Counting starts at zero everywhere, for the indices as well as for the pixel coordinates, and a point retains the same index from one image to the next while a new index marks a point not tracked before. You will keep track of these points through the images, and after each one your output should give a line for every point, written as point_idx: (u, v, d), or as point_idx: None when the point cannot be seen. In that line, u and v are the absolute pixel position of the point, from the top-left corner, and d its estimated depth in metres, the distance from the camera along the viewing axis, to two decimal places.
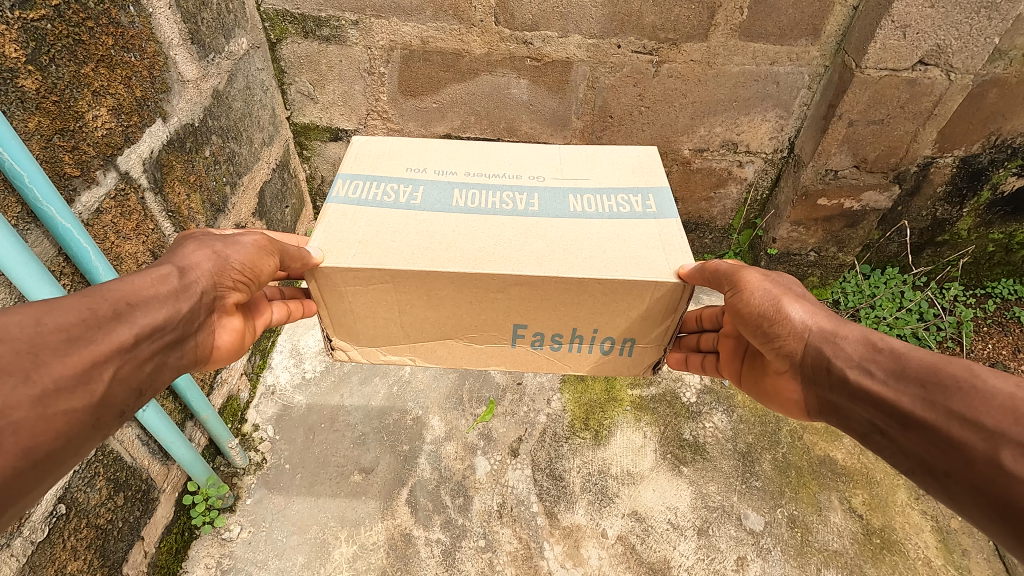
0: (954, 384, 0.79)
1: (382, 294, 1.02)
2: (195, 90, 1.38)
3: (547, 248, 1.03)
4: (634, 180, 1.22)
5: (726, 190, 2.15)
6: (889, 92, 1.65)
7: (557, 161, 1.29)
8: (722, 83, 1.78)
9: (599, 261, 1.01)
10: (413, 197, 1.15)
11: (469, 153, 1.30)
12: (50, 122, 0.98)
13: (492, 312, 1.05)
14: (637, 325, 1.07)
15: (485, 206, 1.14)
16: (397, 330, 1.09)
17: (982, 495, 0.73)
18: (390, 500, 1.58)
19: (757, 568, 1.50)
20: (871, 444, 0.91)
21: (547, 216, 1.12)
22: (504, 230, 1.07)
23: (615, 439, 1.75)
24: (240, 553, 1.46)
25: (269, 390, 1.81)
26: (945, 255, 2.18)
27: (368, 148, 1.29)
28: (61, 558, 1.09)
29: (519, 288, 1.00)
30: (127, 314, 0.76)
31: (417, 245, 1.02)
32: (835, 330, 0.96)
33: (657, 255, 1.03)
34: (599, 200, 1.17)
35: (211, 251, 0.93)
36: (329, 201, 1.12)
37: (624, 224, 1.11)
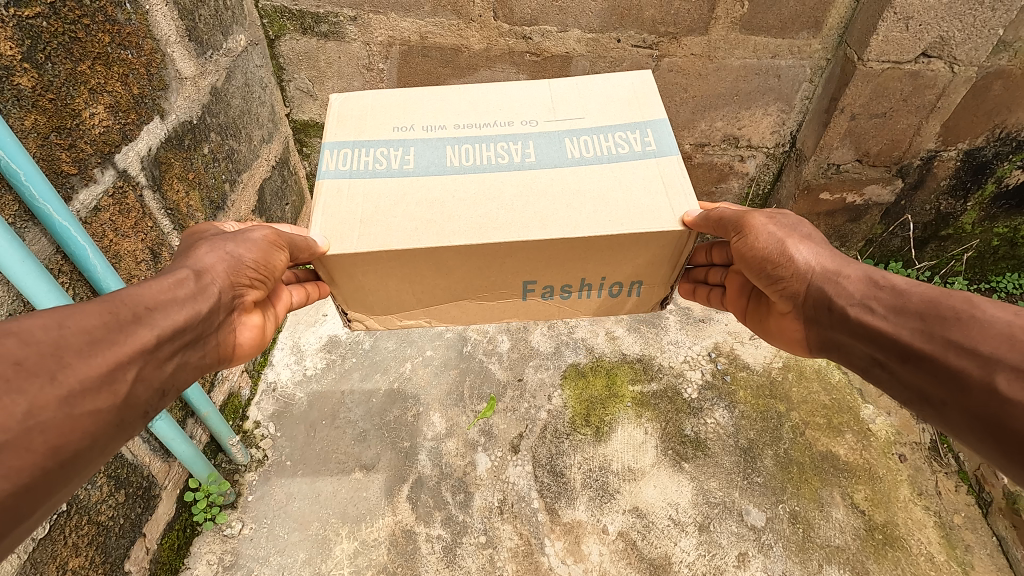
0: (953, 316, 0.78)
1: (391, 271, 1.01)
2: (192, 87, 1.38)
3: (550, 205, 1.03)
4: (630, 113, 1.20)
5: (727, 185, 2.14)
6: (891, 85, 1.63)
7: (548, 100, 1.26)
8: (723, 77, 1.77)
9: (603, 213, 1.00)
10: (407, 160, 1.13)
11: (456, 101, 1.27)
12: (46, 119, 0.98)
13: (500, 273, 1.05)
14: (644, 269, 1.07)
15: (481, 162, 1.13)
16: (410, 298, 1.09)
17: (976, 420, 0.73)
18: (391, 496, 1.59)
19: (758, 564, 1.50)
20: (872, 378, 0.92)
21: (545, 167, 1.11)
22: (502, 188, 1.07)
23: (616, 435, 1.75)
24: (242, 549, 1.47)
25: (270, 387, 1.81)
26: (949, 248, 2.16)
27: (350, 106, 1.25)
28: (62, 554, 1.10)
29: (526, 251, 1.00)
30: (147, 317, 0.76)
31: (419, 216, 1.02)
32: (838, 270, 0.95)
33: (660, 200, 1.02)
34: (596, 141, 1.15)
35: (224, 252, 0.92)
36: (320, 175, 1.10)
37: (624, 167, 1.10)
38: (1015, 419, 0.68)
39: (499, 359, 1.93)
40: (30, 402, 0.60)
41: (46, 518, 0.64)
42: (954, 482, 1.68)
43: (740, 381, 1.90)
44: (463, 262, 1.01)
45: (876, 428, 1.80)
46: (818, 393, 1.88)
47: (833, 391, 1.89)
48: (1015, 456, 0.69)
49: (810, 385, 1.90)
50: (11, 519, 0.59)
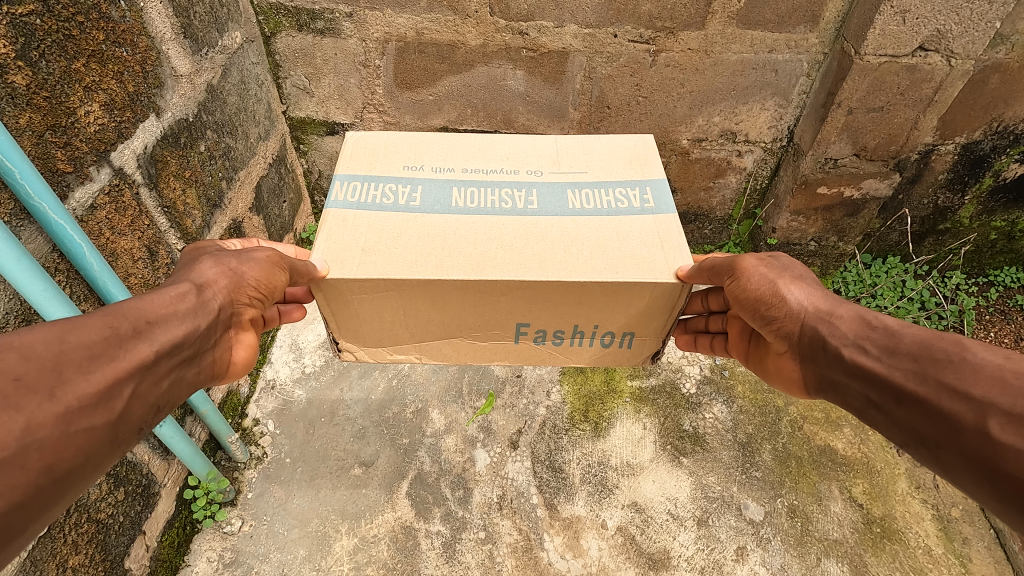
0: (945, 358, 0.78)
1: (387, 302, 1.01)
2: (188, 85, 1.38)
3: (548, 250, 1.03)
4: (631, 172, 1.21)
5: (725, 180, 2.13)
6: (888, 78, 1.63)
7: (554, 153, 1.28)
8: (720, 72, 1.77)
9: (601, 261, 1.01)
10: (413, 198, 1.13)
11: (466, 145, 1.28)
12: (41, 117, 0.97)
13: (494, 312, 1.05)
14: (637, 319, 1.07)
15: (484, 206, 1.13)
16: (403, 331, 1.09)
17: (971, 463, 0.72)
18: (391, 492, 1.59)
19: (757, 558, 1.51)
20: (867, 419, 0.90)
21: (546, 214, 1.12)
22: (504, 231, 1.07)
23: (615, 430, 1.75)
24: (242, 547, 1.47)
25: (269, 385, 1.81)
26: (947, 243, 2.16)
27: (362, 143, 1.26)
28: (62, 552, 1.10)
29: (521, 292, 0.99)
30: (147, 332, 0.76)
31: (421, 252, 1.01)
32: (831, 311, 0.96)
33: (656, 254, 1.02)
34: (599, 194, 1.17)
35: (227, 268, 0.93)
36: (329, 204, 1.10)
37: (623, 220, 1.10)
38: (1010, 463, 0.67)
39: None
40: (27, 419, 0.60)
41: (37, 535, 0.63)
42: None
43: (738, 377, 1.91)
44: (457, 298, 1.01)
45: None
46: None
47: None
48: (1012, 500, 0.68)
49: None
50: (4, 537, 0.59)
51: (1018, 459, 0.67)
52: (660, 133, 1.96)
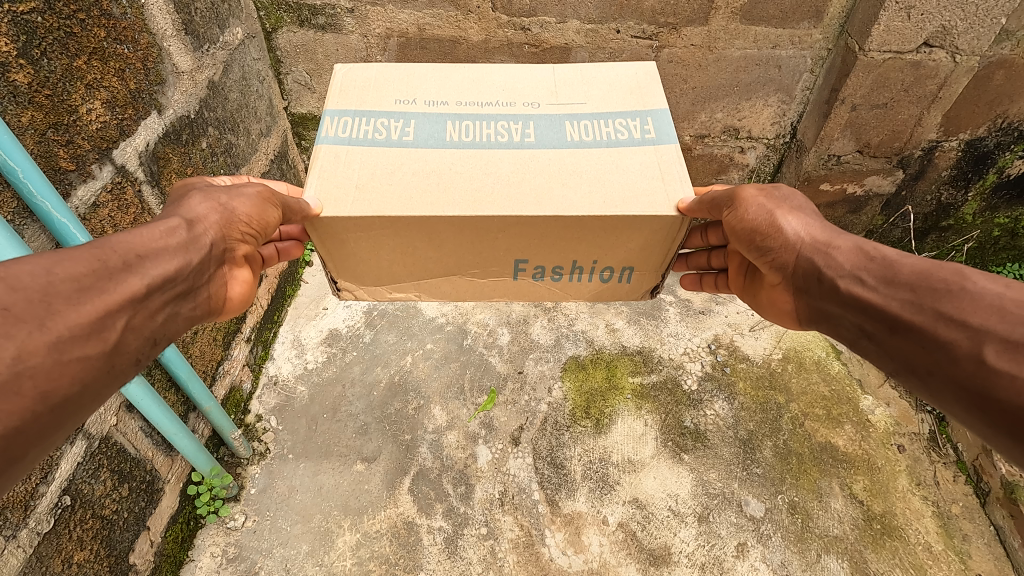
0: (943, 288, 0.79)
1: (383, 239, 1.02)
2: (190, 81, 1.38)
3: (545, 183, 1.03)
4: (632, 102, 1.19)
5: (727, 177, 2.12)
6: (893, 75, 1.62)
7: (552, 83, 1.25)
8: (723, 68, 1.76)
9: (598, 195, 1.00)
10: (406, 132, 1.12)
11: (461, 79, 1.26)
12: (43, 116, 0.97)
13: (491, 250, 1.05)
14: (637, 254, 1.07)
15: (480, 139, 1.12)
16: (402, 270, 1.09)
17: (962, 390, 0.73)
18: (392, 488, 1.60)
19: (757, 554, 1.52)
20: (859, 349, 0.92)
21: (543, 147, 1.11)
22: (500, 165, 1.06)
23: (616, 427, 1.76)
24: (246, 542, 1.48)
25: (272, 381, 1.81)
26: (950, 239, 2.15)
27: (352, 77, 1.24)
28: (68, 548, 1.11)
29: (518, 228, 1.00)
30: (137, 265, 0.76)
31: (416, 187, 1.01)
32: (829, 241, 0.95)
33: (656, 186, 1.02)
34: (596, 124, 1.15)
35: (217, 203, 0.92)
36: (322, 140, 1.10)
37: (620, 151, 1.10)
38: (1002, 389, 0.69)
39: (499, 353, 1.93)
40: (19, 347, 0.61)
41: (39, 461, 0.65)
42: (952, 473, 1.69)
43: (739, 373, 1.91)
44: (453, 236, 1.01)
45: (876, 419, 1.80)
46: (818, 384, 1.89)
47: (833, 382, 1.89)
48: (1001, 424, 0.70)
49: (810, 376, 1.91)
50: (3, 460, 0.60)
51: (1012, 385, 0.68)
52: None
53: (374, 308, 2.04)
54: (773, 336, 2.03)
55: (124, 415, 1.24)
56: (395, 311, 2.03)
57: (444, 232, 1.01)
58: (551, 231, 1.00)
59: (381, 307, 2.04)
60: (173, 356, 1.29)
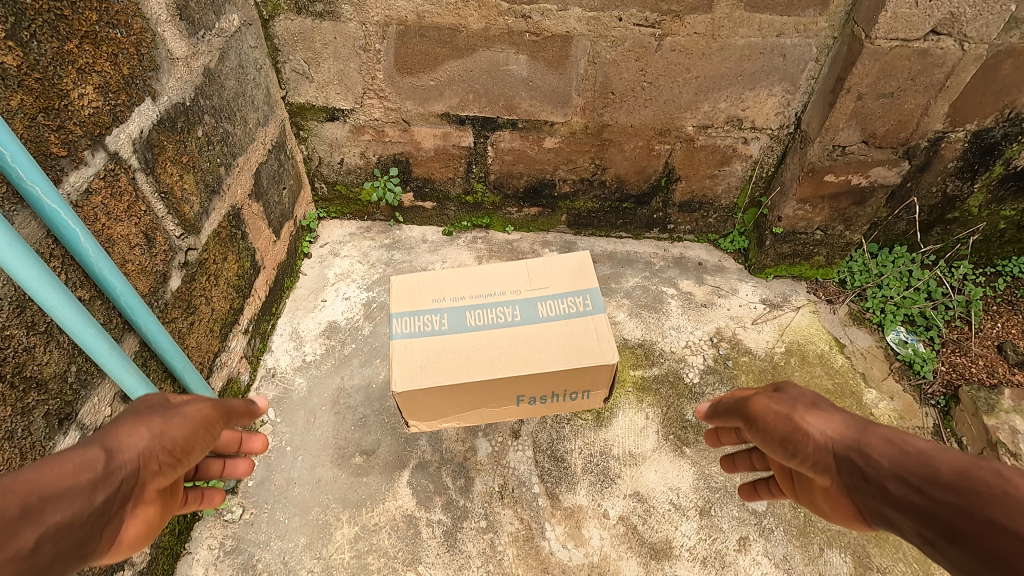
0: (985, 488, 0.60)
1: (441, 403, 1.33)
2: (184, 68, 1.35)
3: (533, 348, 1.33)
4: (574, 284, 1.43)
5: (731, 168, 2.08)
6: (899, 63, 1.60)
7: (524, 271, 1.46)
8: (727, 57, 1.74)
9: (552, 351, 1.33)
10: (441, 323, 1.37)
11: (465, 275, 1.46)
12: (34, 100, 0.96)
13: (507, 390, 1.33)
14: (592, 381, 1.36)
15: (489, 322, 1.38)
16: (448, 405, 1.34)
17: (973, 558, 0.58)
18: (391, 481, 1.59)
19: (759, 548, 1.50)
20: (932, 555, 0.64)
21: (528, 324, 1.38)
22: (506, 347, 1.34)
23: (617, 420, 1.74)
24: (244, 534, 1.47)
25: (270, 373, 1.80)
26: (955, 232, 2.11)
27: (405, 285, 1.43)
28: None
29: (522, 379, 1.30)
30: (37, 515, 0.56)
31: (457, 365, 1.30)
32: (857, 439, 0.77)
33: (595, 345, 1.33)
34: (562, 301, 1.41)
35: (148, 432, 0.73)
36: (394, 335, 1.35)
37: (575, 325, 1.37)
38: (1007, 551, 0.54)
39: None
40: None
41: None
42: None
43: (742, 366, 1.89)
44: (482, 395, 1.33)
45: (879, 412, 1.79)
46: (821, 377, 1.87)
47: (837, 375, 1.88)
48: None
49: (813, 370, 1.89)
50: None
51: None
52: (665, 119, 1.93)
53: (373, 300, 2.02)
54: (775, 329, 2.01)
55: (118, 406, 1.23)
56: None
57: (476, 394, 1.32)
58: (531, 386, 1.33)
59: (381, 299, 2.02)
60: (168, 346, 1.27)
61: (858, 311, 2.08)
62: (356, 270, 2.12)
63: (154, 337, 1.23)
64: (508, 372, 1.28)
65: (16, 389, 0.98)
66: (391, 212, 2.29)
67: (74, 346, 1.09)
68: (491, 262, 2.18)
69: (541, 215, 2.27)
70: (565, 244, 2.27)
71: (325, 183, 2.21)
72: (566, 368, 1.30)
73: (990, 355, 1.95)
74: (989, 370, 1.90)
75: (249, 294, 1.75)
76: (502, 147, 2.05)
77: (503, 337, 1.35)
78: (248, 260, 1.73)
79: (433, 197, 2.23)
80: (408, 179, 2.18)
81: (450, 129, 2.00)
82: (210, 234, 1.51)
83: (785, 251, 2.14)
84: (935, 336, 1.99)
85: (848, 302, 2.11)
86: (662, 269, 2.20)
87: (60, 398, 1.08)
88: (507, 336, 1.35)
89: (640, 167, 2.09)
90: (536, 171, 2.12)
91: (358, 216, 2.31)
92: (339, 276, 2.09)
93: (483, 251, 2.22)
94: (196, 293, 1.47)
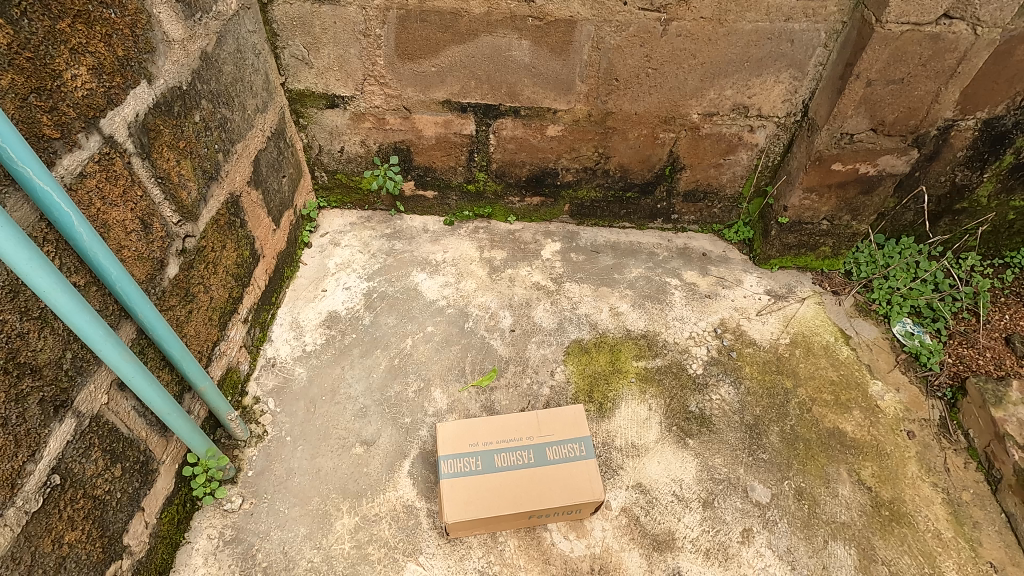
0: None
1: (481, 524, 1.41)
2: (182, 51, 1.33)
3: (547, 495, 1.41)
4: (571, 433, 1.50)
5: (736, 157, 2.05)
6: (910, 48, 1.57)
7: (536, 421, 1.51)
8: (733, 42, 1.71)
9: (559, 493, 1.42)
10: (474, 464, 1.43)
11: (484, 425, 1.50)
12: (25, 80, 0.94)
13: (529, 520, 1.44)
14: (588, 509, 1.45)
15: (512, 466, 1.44)
16: (483, 527, 1.43)
17: None
18: (392, 471, 1.57)
19: (763, 540, 1.49)
20: None
21: (540, 466, 1.44)
22: (529, 487, 1.42)
23: (620, 411, 1.72)
24: (243, 524, 1.46)
25: (270, 363, 1.78)
26: (963, 223, 2.05)
27: (448, 437, 1.47)
28: (58, 528, 1.09)
29: (548, 517, 1.44)
30: None
31: (499, 506, 1.39)
32: None
33: (591, 480, 1.44)
34: (565, 446, 1.47)
35: None
36: (440, 476, 1.41)
37: (573, 468, 1.45)
38: None
39: (501, 336, 1.89)
40: None
41: None
42: (963, 460, 1.66)
43: (746, 358, 1.87)
44: (505, 517, 1.41)
45: (885, 404, 1.77)
46: (826, 369, 1.85)
47: (842, 367, 1.85)
48: None
49: (818, 361, 1.87)
50: None
51: None
52: (670, 107, 1.91)
53: (373, 290, 2.00)
54: (780, 320, 1.99)
55: (116, 394, 1.22)
56: (396, 293, 2.00)
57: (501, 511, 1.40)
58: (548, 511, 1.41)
59: (381, 289, 2.00)
60: (165, 333, 1.24)
61: (864, 303, 2.05)
62: (357, 259, 2.10)
63: (151, 325, 1.21)
64: (534, 508, 1.40)
65: (10, 374, 0.97)
66: (392, 201, 2.26)
67: (69, 332, 1.08)
68: (492, 252, 2.16)
69: (543, 204, 2.24)
70: (567, 235, 2.25)
71: (325, 172, 2.18)
72: (564, 506, 1.41)
73: (999, 348, 1.91)
74: (997, 363, 1.87)
75: (249, 283, 1.73)
76: (503, 135, 2.02)
77: (521, 479, 1.43)
78: (247, 249, 1.71)
79: (434, 186, 2.21)
80: (409, 168, 2.15)
81: (452, 116, 1.98)
82: (208, 221, 1.49)
83: (790, 241, 2.11)
84: (942, 328, 1.96)
85: (854, 294, 2.08)
86: (665, 260, 2.18)
87: (55, 385, 1.06)
88: (525, 478, 1.43)
89: (644, 156, 2.06)
90: (538, 160, 2.09)
91: (359, 206, 2.28)
92: (340, 266, 2.07)
93: (485, 241, 2.20)
94: (194, 280, 1.45)
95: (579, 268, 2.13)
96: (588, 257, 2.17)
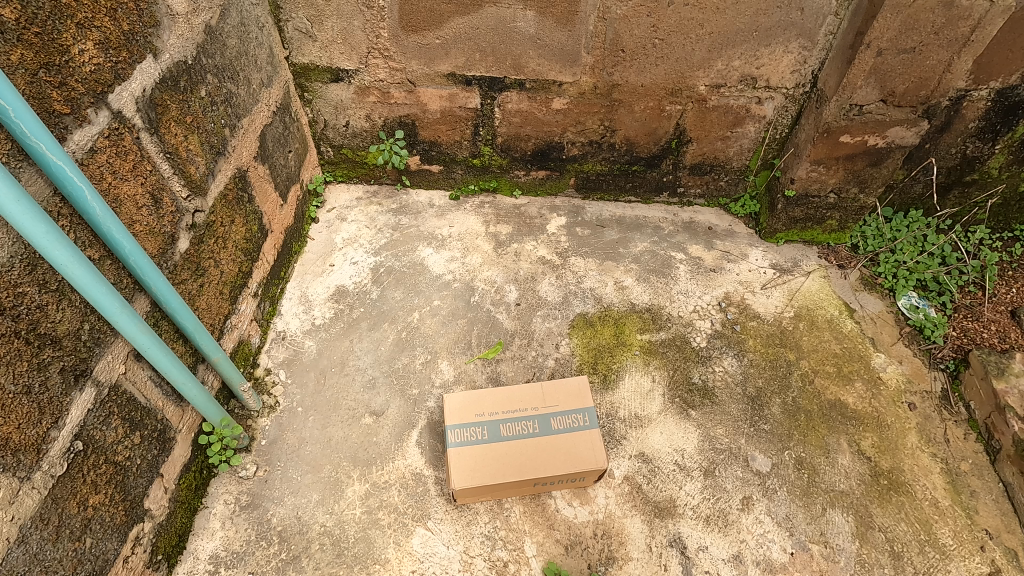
0: None
1: (487, 490, 1.45)
2: (185, 25, 1.34)
3: (551, 463, 1.45)
4: (574, 403, 1.53)
5: (743, 129, 2.03)
6: (922, 16, 1.54)
7: (540, 392, 1.54)
8: (742, 11, 1.69)
9: (563, 462, 1.45)
10: (479, 433, 1.47)
11: (491, 395, 1.53)
12: (34, 55, 0.96)
13: (531, 487, 1.49)
14: (589, 478, 1.49)
15: (516, 437, 1.48)
16: (488, 494, 1.47)
17: None
18: (401, 440, 1.62)
19: (762, 508, 1.52)
20: None
21: (544, 435, 1.48)
22: (533, 456, 1.46)
23: (623, 383, 1.75)
24: (259, 491, 1.51)
25: (280, 336, 1.81)
26: (972, 195, 2.02)
27: (454, 405, 1.51)
28: (83, 491, 1.14)
29: (551, 483, 1.48)
30: None
31: (504, 473, 1.43)
32: None
33: (593, 449, 1.47)
34: (569, 416, 1.51)
35: None
36: (449, 445, 1.45)
37: (576, 437, 1.49)
38: None
39: (507, 309, 1.91)
40: None
41: None
42: (963, 431, 1.68)
43: (750, 331, 1.89)
44: (511, 485, 1.45)
45: (887, 376, 1.78)
46: (829, 342, 1.86)
47: (845, 341, 1.87)
48: None
49: (822, 335, 1.88)
50: None
51: None
52: (677, 78, 1.89)
53: (381, 265, 2.02)
54: (785, 294, 1.99)
55: (132, 364, 1.26)
56: (403, 268, 2.02)
57: (506, 479, 1.44)
58: (552, 478, 1.45)
59: (388, 263, 2.03)
60: (179, 306, 1.27)
61: (870, 276, 2.06)
62: (364, 235, 2.11)
63: (164, 298, 1.24)
64: (539, 475, 1.44)
65: (31, 345, 1.00)
66: (398, 175, 2.27)
67: (86, 304, 1.11)
68: (498, 226, 2.17)
69: (549, 178, 2.24)
70: (572, 209, 2.25)
71: (330, 147, 2.18)
72: (567, 473, 1.45)
73: (1004, 321, 1.89)
74: (1001, 336, 1.85)
75: (258, 258, 1.76)
76: (509, 109, 2.01)
77: (526, 448, 1.47)
78: (256, 223, 1.73)
79: (439, 160, 2.21)
80: (415, 142, 2.15)
81: (456, 90, 1.97)
82: (217, 196, 1.51)
83: (797, 215, 2.10)
84: (947, 302, 1.96)
85: (860, 268, 2.09)
86: (671, 234, 2.18)
87: (75, 355, 1.10)
88: (530, 447, 1.47)
89: (650, 129, 2.04)
90: (543, 133, 2.08)
91: (365, 180, 2.29)
92: (347, 241, 2.09)
93: (491, 215, 2.21)
94: (205, 254, 1.48)
95: (584, 242, 2.13)
96: (593, 231, 2.17)
